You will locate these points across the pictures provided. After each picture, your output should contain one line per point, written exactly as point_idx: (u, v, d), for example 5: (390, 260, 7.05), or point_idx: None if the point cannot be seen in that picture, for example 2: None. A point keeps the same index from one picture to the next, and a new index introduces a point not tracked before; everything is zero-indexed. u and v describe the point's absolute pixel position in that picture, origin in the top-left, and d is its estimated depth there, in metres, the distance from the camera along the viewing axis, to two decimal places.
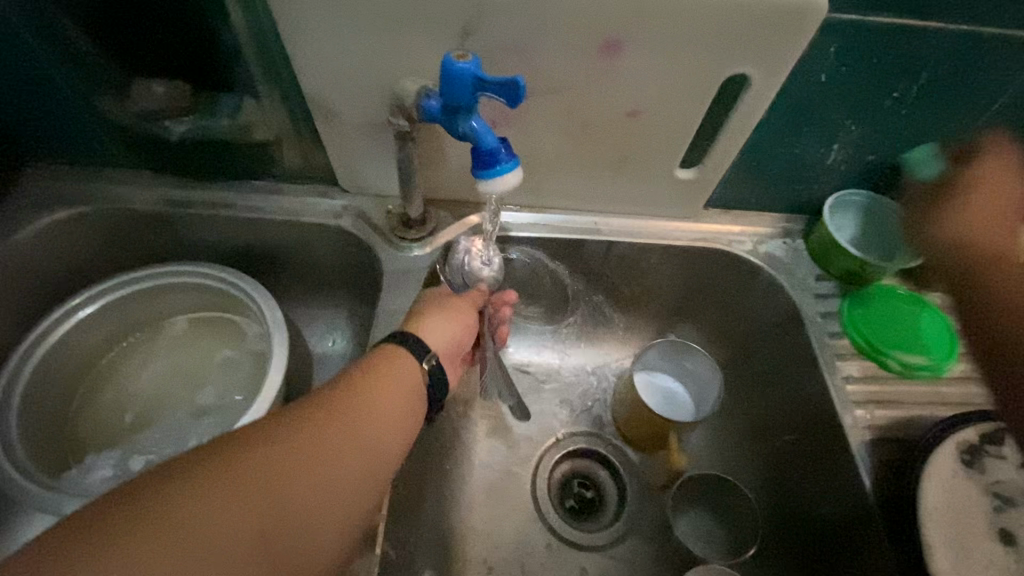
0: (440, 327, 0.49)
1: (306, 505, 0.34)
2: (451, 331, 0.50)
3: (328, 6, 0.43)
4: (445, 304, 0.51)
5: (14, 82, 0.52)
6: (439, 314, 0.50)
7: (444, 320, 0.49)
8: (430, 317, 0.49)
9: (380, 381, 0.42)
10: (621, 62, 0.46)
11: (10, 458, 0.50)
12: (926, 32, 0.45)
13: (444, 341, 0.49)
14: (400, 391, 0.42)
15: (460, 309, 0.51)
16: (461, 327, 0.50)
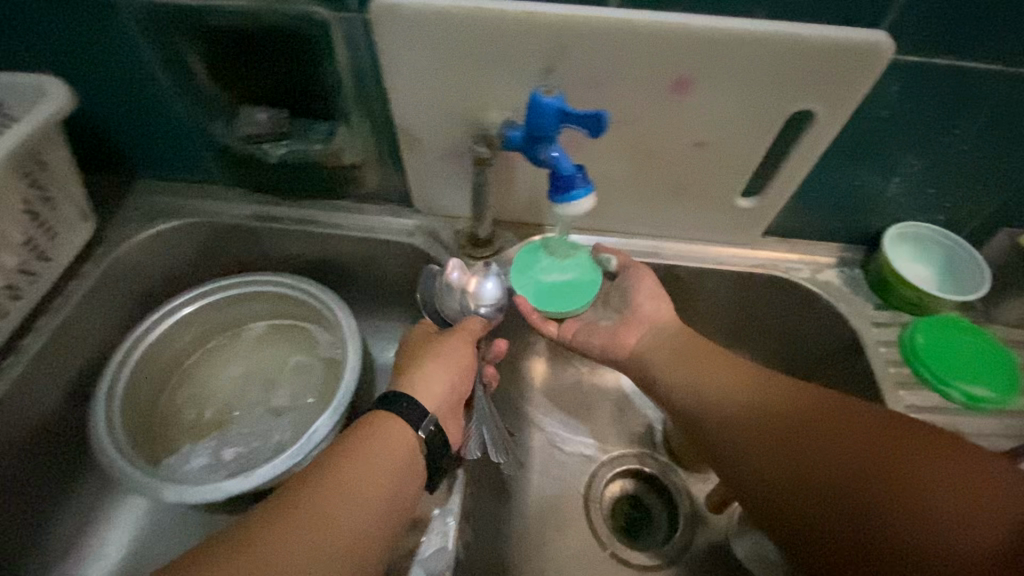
0: (439, 379, 0.51)
1: (317, 574, 0.38)
2: (451, 381, 0.52)
3: (425, 45, 0.48)
4: (440, 354, 0.53)
5: (139, 108, 0.59)
6: (433, 367, 0.51)
7: (441, 372, 0.51)
8: (423, 373, 0.51)
9: (373, 446, 0.45)
10: (691, 96, 0.49)
11: (113, 444, 0.55)
12: (989, 73, 0.47)
13: (443, 395, 0.51)
14: (394, 453, 0.46)
15: (462, 358, 0.53)
16: (460, 377, 0.52)
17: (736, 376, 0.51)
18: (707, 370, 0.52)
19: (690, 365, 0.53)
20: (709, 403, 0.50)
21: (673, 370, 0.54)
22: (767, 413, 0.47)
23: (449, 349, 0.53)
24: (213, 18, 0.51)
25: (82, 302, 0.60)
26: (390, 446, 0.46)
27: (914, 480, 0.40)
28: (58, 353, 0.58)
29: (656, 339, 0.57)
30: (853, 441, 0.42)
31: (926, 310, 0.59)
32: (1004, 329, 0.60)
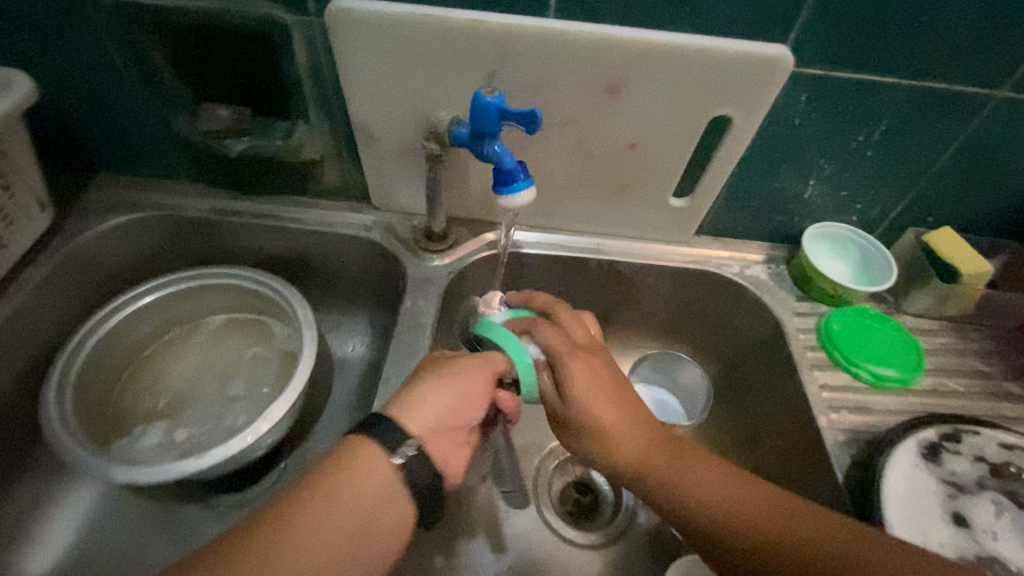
0: (434, 398, 0.45)
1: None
2: (448, 402, 0.46)
3: (378, 47, 0.52)
4: (443, 369, 0.47)
5: (102, 101, 0.61)
6: (431, 385, 0.46)
7: (442, 389, 0.46)
8: (424, 387, 0.46)
9: (335, 479, 0.42)
10: (623, 101, 0.54)
11: (63, 426, 0.55)
12: (882, 84, 0.53)
13: (437, 416, 0.45)
14: (360, 489, 0.42)
15: (465, 378, 0.46)
16: (462, 397, 0.46)
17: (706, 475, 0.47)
18: (684, 469, 0.47)
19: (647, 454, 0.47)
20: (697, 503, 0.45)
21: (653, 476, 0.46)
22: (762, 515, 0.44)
23: (458, 367, 0.47)
24: (179, 16, 0.54)
25: (38, 289, 0.61)
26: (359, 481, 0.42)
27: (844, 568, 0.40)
28: (10, 338, 0.58)
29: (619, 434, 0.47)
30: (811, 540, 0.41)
31: (843, 301, 0.65)
32: (913, 319, 0.65)
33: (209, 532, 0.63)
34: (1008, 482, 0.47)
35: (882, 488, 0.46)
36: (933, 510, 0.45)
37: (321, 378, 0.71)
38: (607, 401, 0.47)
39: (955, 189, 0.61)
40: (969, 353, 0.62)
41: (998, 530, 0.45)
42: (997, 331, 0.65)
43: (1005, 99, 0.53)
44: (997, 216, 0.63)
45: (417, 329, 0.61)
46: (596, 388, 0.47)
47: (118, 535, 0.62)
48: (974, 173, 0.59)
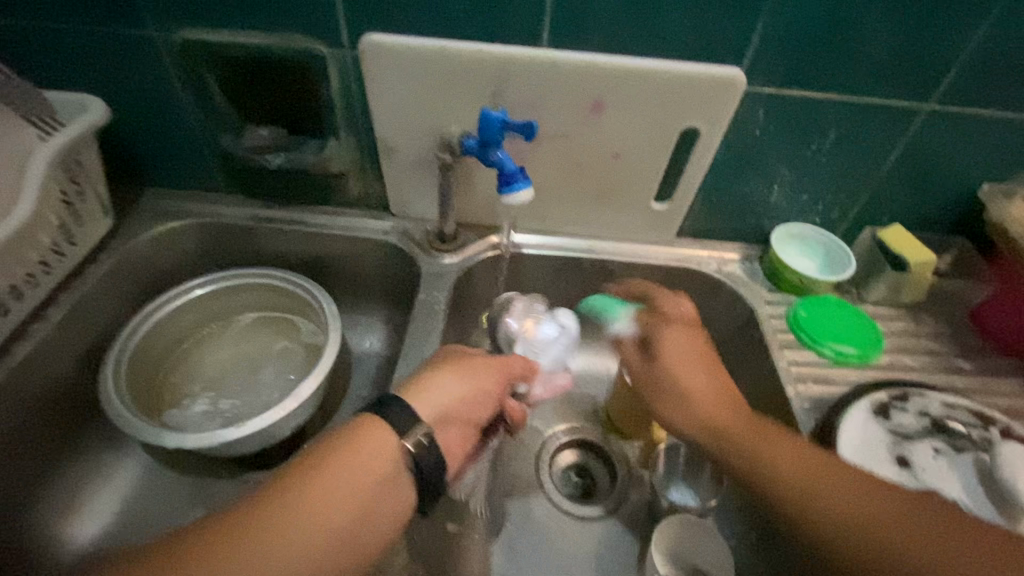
0: (445, 388, 0.51)
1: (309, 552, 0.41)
2: (457, 391, 0.51)
3: (399, 73, 0.62)
4: (453, 364, 0.53)
5: (160, 123, 0.71)
6: (443, 375, 0.52)
7: (453, 380, 0.52)
8: (437, 377, 0.52)
9: (344, 456, 0.44)
10: (606, 117, 0.64)
11: (119, 400, 0.62)
12: (829, 100, 0.61)
13: (449, 400, 0.51)
14: (367, 467, 0.44)
15: (476, 375, 0.53)
16: (470, 388, 0.52)
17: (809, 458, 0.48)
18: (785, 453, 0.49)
19: (747, 437, 0.50)
20: (806, 483, 0.47)
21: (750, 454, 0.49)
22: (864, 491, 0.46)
23: (469, 363, 0.53)
24: (233, 50, 0.64)
25: (97, 284, 0.69)
26: (365, 458, 0.44)
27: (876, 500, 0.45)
28: (72, 325, 0.66)
29: (712, 418, 0.52)
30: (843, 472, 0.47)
31: (810, 291, 0.72)
32: (872, 307, 0.73)
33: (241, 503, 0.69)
34: (949, 436, 0.55)
35: (839, 431, 0.55)
36: (879, 451, 0.54)
37: (342, 368, 0.79)
38: (702, 390, 0.54)
39: (905, 191, 0.69)
40: (922, 335, 0.70)
41: (939, 473, 0.53)
42: (947, 316, 0.73)
43: (933, 110, 0.61)
44: (942, 215, 0.71)
45: (431, 317, 0.69)
46: (687, 365, 0.55)
47: (160, 507, 0.68)
48: (916, 176, 0.67)
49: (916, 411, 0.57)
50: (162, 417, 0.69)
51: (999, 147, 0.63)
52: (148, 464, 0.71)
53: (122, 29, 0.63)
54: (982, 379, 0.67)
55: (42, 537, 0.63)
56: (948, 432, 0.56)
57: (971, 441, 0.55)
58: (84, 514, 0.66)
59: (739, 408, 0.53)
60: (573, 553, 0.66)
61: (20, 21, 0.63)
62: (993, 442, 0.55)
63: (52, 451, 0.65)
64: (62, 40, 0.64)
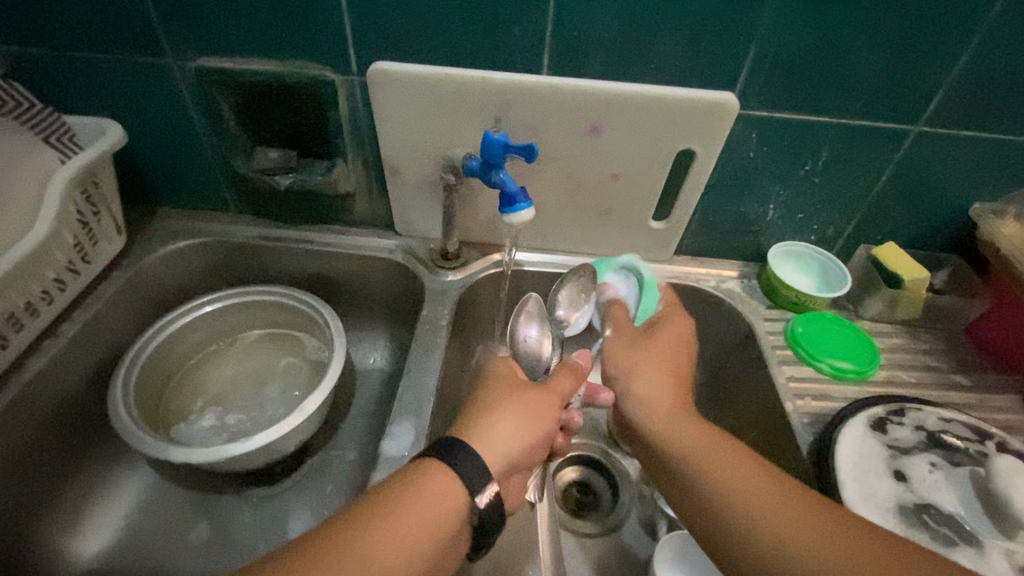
0: (510, 435, 0.50)
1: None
2: (516, 436, 0.50)
3: (405, 98, 0.65)
4: (514, 407, 0.52)
5: (174, 145, 0.74)
6: (502, 417, 0.51)
7: (517, 424, 0.51)
8: (500, 423, 0.50)
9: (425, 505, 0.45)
10: (604, 139, 0.66)
11: (128, 416, 0.63)
12: (820, 123, 0.63)
13: (508, 449, 0.50)
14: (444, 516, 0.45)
15: (535, 416, 0.52)
16: (530, 433, 0.51)
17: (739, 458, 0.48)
18: (708, 451, 0.49)
19: (688, 438, 0.51)
20: (716, 481, 0.47)
21: (678, 445, 0.51)
22: (781, 499, 0.45)
23: (526, 403, 0.52)
24: (246, 77, 0.67)
25: (109, 301, 0.71)
26: (420, 510, 0.44)
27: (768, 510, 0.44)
28: (84, 341, 0.68)
29: (655, 412, 0.54)
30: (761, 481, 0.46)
31: (806, 308, 0.74)
32: (869, 323, 0.75)
33: (245, 519, 0.69)
34: (946, 451, 0.56)
35: (835, 445, 0.57)
36: (876, 465, 0.55)
37: (346, 385, 0.80)
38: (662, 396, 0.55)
39: (898, 210, 0.71)
40: (918, 351, 0.72)
41: (934, 486, 0.53)
42: (943, 332, 0.74)
43: (921, 131, 0.63)
44: (934, 233, 0.73)
45: (435, 333, 0.70)
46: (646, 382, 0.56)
47: (166, 523, 0.68)
48: (909, 195, 0.69)
49: (911, 425, 0.58)
50: (169, 433, 0.70)
51: (987, 167, 0.65)
52: (155, 480, 0.72)
53: (142, 58, 0.66)
54: (978, 394, 0.68)
55: (50, 552, 0.63)
56: (944, 446, 0.57)
57: (967, 455, 0.56)
58: (90, 528, 0.66)
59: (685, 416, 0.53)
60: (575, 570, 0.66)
61: (45, 50, 0.66)
62: (989, 455, 0.56)
63: (61, 465, 0.66)
64: (84, 68, 0.67)
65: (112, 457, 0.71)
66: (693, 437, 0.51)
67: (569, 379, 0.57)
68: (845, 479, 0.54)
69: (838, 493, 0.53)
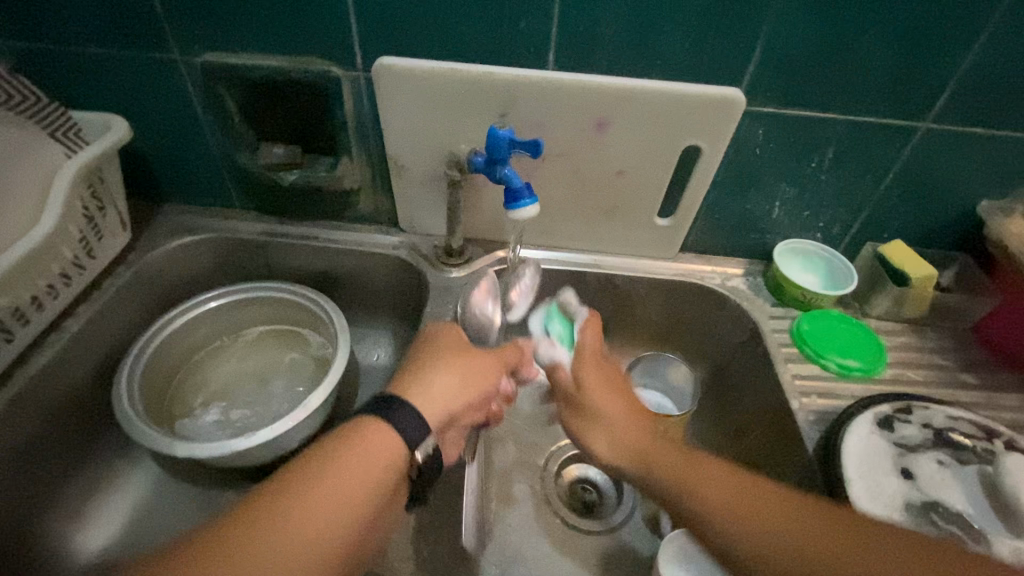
0: (448, 392, 0.52)
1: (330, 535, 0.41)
2: (450, 392, 0.52)
3: (410, 94, 0.64)
4: (449, 366, 0.54)
5: (179, 141, 0.74)
6: (439, 374, 0.53)
7: (451, 382, 0.53)
8: (432, 378, 0.52)
9: (348, 459, 0.44)
10: (609, 135, 0.66)
11: (134, 411, 0.63)
12: (826, 119, 0.63)
13: (445, 403, 0.52)
14: (368, 469, 0.45)
15: (474, 377, 0.54)
16: (465, 390, 0.53)
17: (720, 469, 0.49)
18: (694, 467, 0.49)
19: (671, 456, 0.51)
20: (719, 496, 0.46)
21: (688, 479, 0.48)
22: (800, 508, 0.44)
23: (463, 362, 0.55)
24: (252, 73, 0.67)
25: (115, 296, 0.71)
26: (346, 465, 0.44)
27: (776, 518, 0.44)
28: (90, 336, 0.68)
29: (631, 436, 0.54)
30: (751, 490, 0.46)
31: (812, 305, 0.73)
32: (876, 321, 0.74)
33: None
34: (953, 448, 0.56)
35: (842, 444, 0.56)
36: (883, 463, 0.55)
37: (350, 381, 0.80)
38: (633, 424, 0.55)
39: (905, 207, 0.70)
40: (925, 349, 0.71)
41: (941, 483, 0.53)
42: (950, 330, 0.74)
43: (929, 128, 0.63)
44: (942, 231, 0.72)
45: None
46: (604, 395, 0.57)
47: (170, 518, 0.68)
48: (916, 192, 0.69)
49: (918, 423, 0.58)
50: (173, 428, 0.70)
51: (996, 164, 0.65)
52: (159, 474, 0.72)
53: (148, 53, 0.66)
54: (986, 392, 0.67)
55: (54, 545, 0.63)
56: (952, 444, 0.56)
57: (975, 453, 0.55)
58: (94, 522, 0.67)
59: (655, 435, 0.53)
60: (578, 566, 0.66)
61: (51, 45, 0.66)
62: (997, 453, 0.55)
63: (66, 459, 0.66)
64: (90, 63, 0.67)
65: (116, 453, 0.71)
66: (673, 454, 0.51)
67: (514, 352, 0.61)
68: (852, 477, 0.53)
69: (844, 491, 0.53)
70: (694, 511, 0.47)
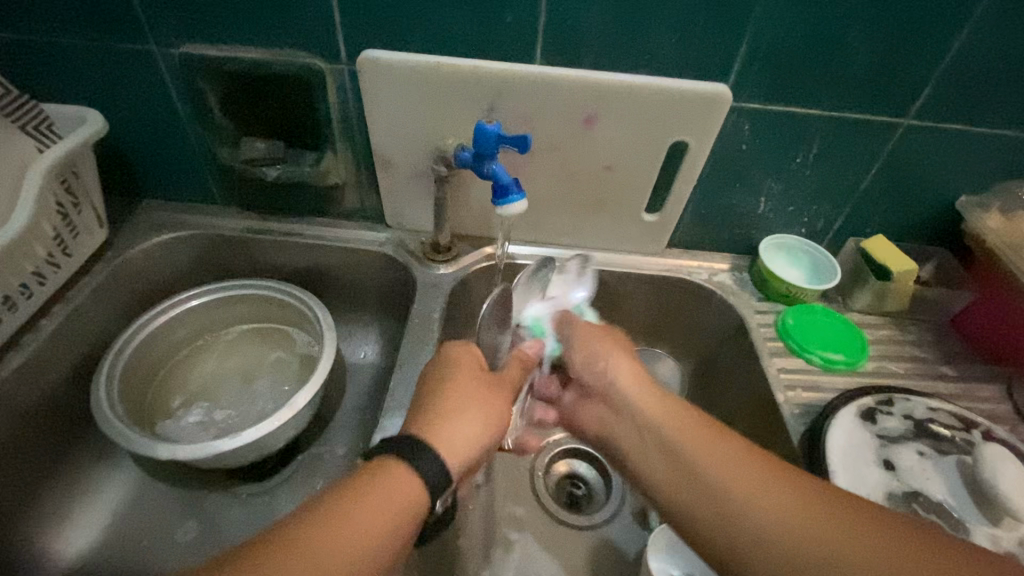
0: (473, 438, 0.50)
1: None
2: (478, 437, 0.50)
3: (395, 87, 0.64)
4: (474, 407, 0.52)
5: (157, 135, 0.72)
6: (462, 414, 0.51)
7: (474, 425, 0.51)
8: (459, 420, 0.50)
9: (375, 499, 0.43)
10: (597, 130, 0.66)
11: (113, 412, 0.61)
12: (812, 115, 0.64)
13: (472, 447, 0.50)
14: (391, 510, 0.43)
15: (495, 414, 0.53)
16: (488, 431, 0.51)
17: (739, 449, 0.46)
18: (677, 425, 0.49)
19: (657, 415, 0.51)
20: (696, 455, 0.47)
21: (669, 439, 0.49)
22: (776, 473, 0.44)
23: (487, 404, 0.52)
24: (231, 65, 0.65)
25: (92, 294, 0.69)
26: (371, 502, 0.43)
27: (748, 481, 0.43)
28: (65, 335, 0.66)
29: (624, 390, 0.54)
30: (727, 450, 0.46)
31: (796, 300, 0.74)
32: (858, 315, 0.76)
33: (234, 516, 0.68)
34: (933, 439, 0.57)
35: (826, 435, 0.57)
36: (866, 455, 0.56)
37: (336, 379, 0.79)
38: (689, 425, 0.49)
39: (887, 201, 0.71)
40: (905, 342, 0.73)
41: (922, 474, 0.54)
42: (929, 323, 0.75)
43: (911, 124, 0.64)
44: (922, 225, 0.73)
45: (428, 326, 0.70)
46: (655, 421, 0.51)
47: (153, 521, 0.67)
48: (898, 187, 0.70)
49: (900, 415, 0.59)
50: (154, 429, 0.68)
51: (974, 160, 0.66)
52: (140, 476, 0.70)
53: (123, 44, 0.64)
54: (964, 384, 0.69)
55: (32, 551, 0.62)
56: (932, 435, 0.57)
57: (954, 444, 0.57)
58: (74, 527, 0.65)
59: (650, 393, 0.53)
60: (568, 562, 0.66)
61: (20, 34, 0.63)
62: (975, 443, 0.57)
63: (42, 462, 0.64)
64: (60, 55, 0.65)
65: (95, 454, 0.70)
66: (657, 410, 0.51)
67: (518, 367, 0.59)
68: (836, 468, 0.54)
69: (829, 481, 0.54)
70: (675, 469, 0.47)
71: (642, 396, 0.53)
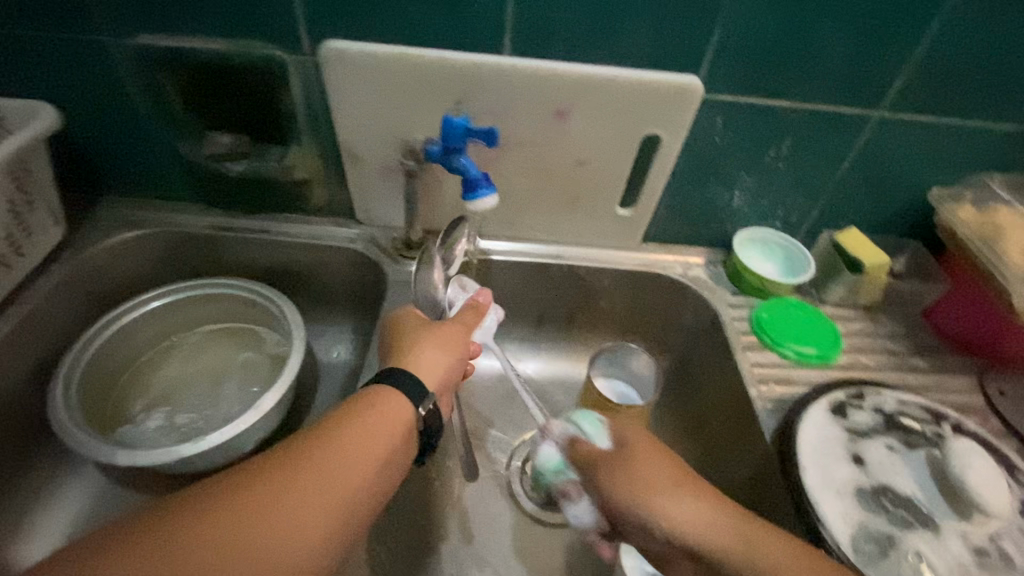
0: (436, 363, 0.53)
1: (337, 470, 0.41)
2: (445, 361, 0.54)
3: (360, 80, 0.62)
4: (429, 337, 0.55)
5: (115, 131, 0.70)
6: (422, 350, 0.54)
7: (436, 352, 0.54)
8: (421, 353, 0.53)
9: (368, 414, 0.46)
10: (568, 124, 0.65)
11: (69, 416, 0.59)
12: (783, 108, 0.63)
13: (441, 374, 0.53)
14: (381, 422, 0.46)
15: (453, 339, 0.56)
16: (454, 353, 0.55)
17: (782, 546, 0.42)
18: (714, 524, 0.44)
19: (702, 523, 0.44)
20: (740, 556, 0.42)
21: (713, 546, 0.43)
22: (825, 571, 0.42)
23: (439, 333, 0.55)
24: (189, 57, 0.63)
25: (48, 294, 0.67)
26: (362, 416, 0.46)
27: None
28: (20, 337, 0.64)
29: (667, 505, 0.45)
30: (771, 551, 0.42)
31: (770, 293, 0.74)
32: (832, 308, 0.75)
33: None
34: (903, 432, 0.57)
35: (797, 431, 0.57)
36: (836, 450, 0.55)
37: (308, 380, 0.77)
38: (743, 528, 0.43)
39: (860, 194, 0.71)
40: (878, 335, 0.73)
41: (891, 468, 0.54)
42: (903, 316, 0.76)
43: (883, 116, 0.63)
44: (895, 218, 0.73)
45: None
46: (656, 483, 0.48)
47: None
48: (871, 180, 0.69)
49: (871, 409, 0.59)
50: (115, 433, 0.66)
51: (945, 152, 0.66)
52: (103, 481, 0.68)
53: (73, 35, 0.61)
54: (936, 376, 0.69)
55: None
56: (902, 428, 0.58)
57: (924, 437, 0.57)
58: (32, 534, 0.63)
59: (673, 483, 0.46)
60: (543, 562, 0.65)
61: None
62: (944, 436, 0.57)
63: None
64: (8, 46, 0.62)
65: (55, 460, 0.67)
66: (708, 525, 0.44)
67: (471, 312, 0.60)
68: (805, 464, 0.54)
69: (798, 476, 0.54)
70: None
71: (688, 514, 0.45)
